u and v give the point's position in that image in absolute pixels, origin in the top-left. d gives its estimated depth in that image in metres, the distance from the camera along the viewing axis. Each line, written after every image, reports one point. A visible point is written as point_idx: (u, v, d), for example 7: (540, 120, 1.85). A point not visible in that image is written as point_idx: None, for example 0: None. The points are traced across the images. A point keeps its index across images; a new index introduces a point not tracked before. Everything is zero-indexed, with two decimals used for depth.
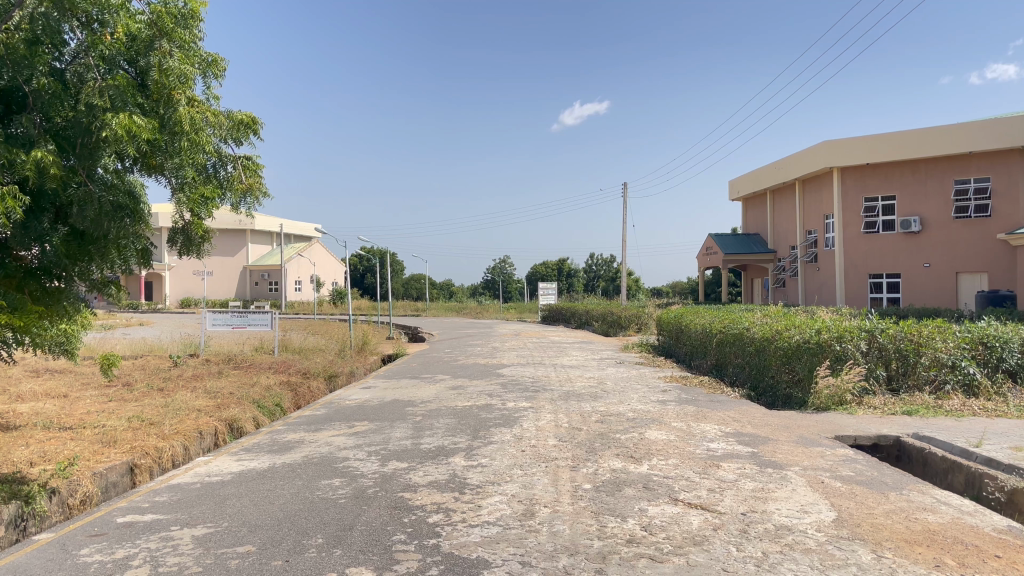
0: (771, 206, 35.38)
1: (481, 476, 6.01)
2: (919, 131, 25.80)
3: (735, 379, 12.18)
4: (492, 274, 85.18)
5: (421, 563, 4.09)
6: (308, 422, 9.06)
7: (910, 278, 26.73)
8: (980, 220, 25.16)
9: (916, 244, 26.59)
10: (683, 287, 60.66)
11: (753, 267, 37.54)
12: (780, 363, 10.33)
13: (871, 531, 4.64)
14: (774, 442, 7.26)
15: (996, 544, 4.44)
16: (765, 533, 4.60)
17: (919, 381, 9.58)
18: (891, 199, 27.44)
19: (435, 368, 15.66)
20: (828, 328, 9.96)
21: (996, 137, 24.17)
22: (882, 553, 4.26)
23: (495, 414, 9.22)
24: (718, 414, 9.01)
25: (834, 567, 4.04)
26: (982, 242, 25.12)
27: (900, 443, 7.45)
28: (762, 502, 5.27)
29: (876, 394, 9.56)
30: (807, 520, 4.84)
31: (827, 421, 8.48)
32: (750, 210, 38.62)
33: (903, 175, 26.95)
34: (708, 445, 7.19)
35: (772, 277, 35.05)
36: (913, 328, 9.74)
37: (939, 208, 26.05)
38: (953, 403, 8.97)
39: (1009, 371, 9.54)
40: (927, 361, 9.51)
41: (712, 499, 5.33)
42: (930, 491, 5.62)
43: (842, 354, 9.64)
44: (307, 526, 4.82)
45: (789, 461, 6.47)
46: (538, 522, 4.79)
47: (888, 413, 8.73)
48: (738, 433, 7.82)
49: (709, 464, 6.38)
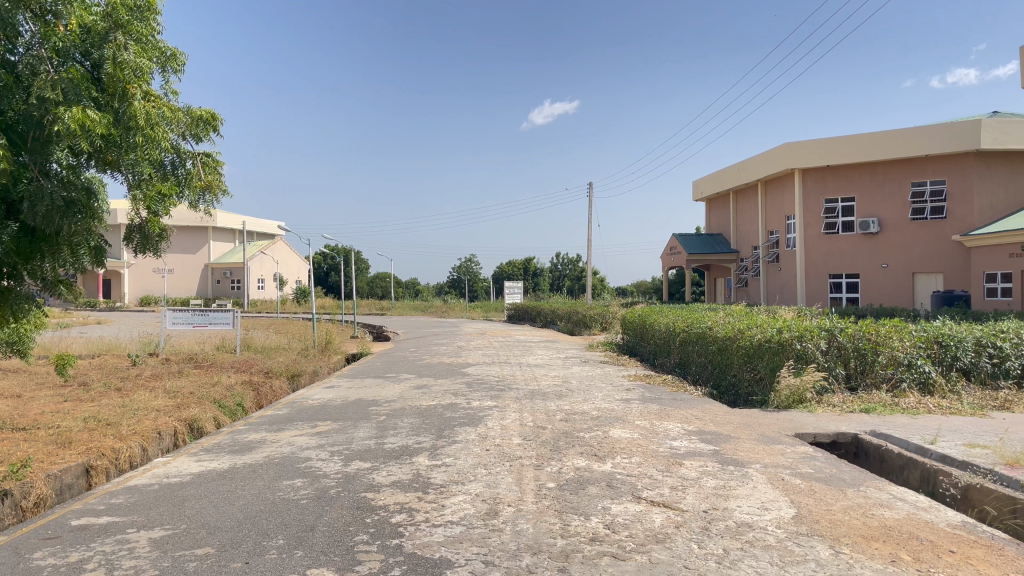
0: (734, 208, 35.85)
1: (445, 475, 5.99)
2: (877, 133, 26.34)
3: (697, 377, 12.29)
4: (458, 273, 85.10)
5: (384, 564, 4.05)
6: (270, 422, 8.91)
7: (867, 278, 27.24)
8: (935, 222, 25.73)
9: (874, 245, 27.11)
10: (648, 286, 61.14)
11: (716, 267, 37.99)
12: (741, 362, 10.44)
13: (829, 527, 4.71)
14: (736, 441, 7.35)
15: (949, 540, 4.55)
16: (726, 531, 4.65)
17: (876, 380, 9.75)
18: (851, 201, 27.95)
19: (399, 367, 15.58)
20: (789, 327, 10.10)
21: (950, 142, 24.76)
22: (840, 548, 4.33)
23: (460, 413, 9.17)
24: (681, 412, 9.09)
25: (793, 563, 4.10)
26: (937, 243, 25.67)
27: (857, 441, 7.57)
28: (723, 499, 5.32)
29: (835, 392, 9.68)
30: (766, 517, 4.91)
31: (787, 419, 8.59)
32: (714, 211, 39.08)
33: (862, 178, 27.49)
34: (671, 443, 7.25)
35: (734, 277, 35.49)
36: (871, 327, 9.94)
37: (896, 209, 26.60)
38: (910, 401, 9.16)
39: (963, 370, 9.78)
40: (884, 360, 9.71)
41: (674, 497, 5.38)
42: (886, 488, 5.72)
43: (802, 353, 9.83)
44: (269, 527, 4.76)
45: (750, 459, 6.54)
46: (501, 522, 4.78)
47: (848, 411, 8.88)
48: (700, 430, 7.90)
49: (672, 462, 6.45)
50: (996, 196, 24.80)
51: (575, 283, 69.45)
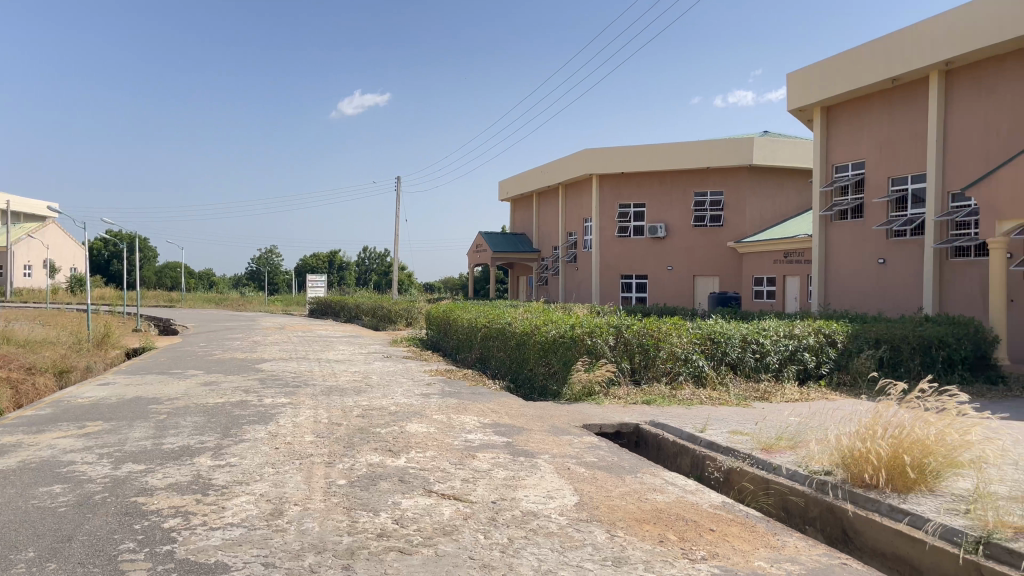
0: (537, 208, 37.10)
1: (228, 476, 5.68)
2: (667, 145, 28.28)
3: (496, 372, 12.58)
4: (258, 265, 81.52)
5: (150, 573, 3.78)
6: (28, 423, 8.04)
7: (656, 280, 29.23)
8: (714, 229, 28.09)
9: (662, 248, 29.11)
10: (454, 283, 61.88)
11: (519, 265, 39.17)
12: (537, 356, 10.84)
13: (607, 512, 4.98)
14: (528, 432, 7.59)
15: (710, 519, 4.97)
16: (512, 520, 4.79)
17: (657, 373, 10.46)
18: (642, 207, 29.80)
19: (186, 363, 14.64)
20: (580, 323, 10.55)
21: (728, 156, 27.09)
22: (615, 532, 4.59)
23: (251, 410, 8.77)
24: (478, 406, 9.26)
25: (571, 548, 4.29)
26: (715, 249, 28.04)
27: (638, 431, 8.10)
28: (511, 489, 5.48)
29: (621, 385, 10.27)
30: (550, 505, 5.11)
31: (577, 411, 8.99)
32: (518, 211, 40.24)
33: (653, 185, 29.41)
34: (466, 436, 7.35)
35: (536, 275, 36.76)
36: (653, 325, 10.63)
37: (682, 216, 28.72)
38: (685, 393, 9.91)
39: (730, 364, 10.75)
40: (664, 354, 10.44)
41: (465, 489, 5.46)
42: (660, 473, 6.15)
43: (592, 349, 10.32)
44: (16, 539, 4.28)
45: (540, 450, 6.79)
46: (286, 521, 4.62)
47: (631, 402, 9.47)
48: (495, 423, 8.08)
49: (465, 454, 6.54)
50: (764, 208, 27.49)
51: (382, 279, 68.81)
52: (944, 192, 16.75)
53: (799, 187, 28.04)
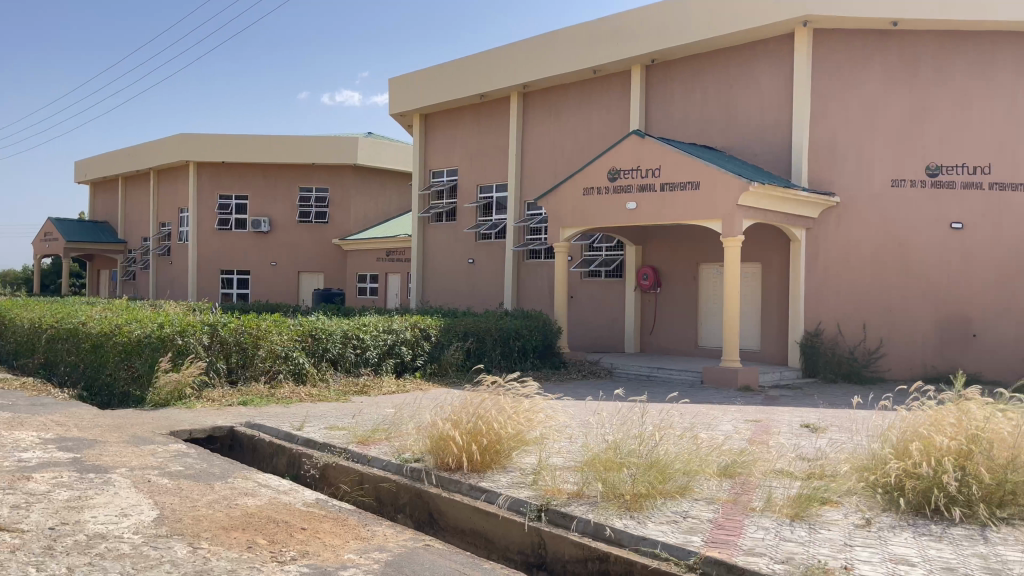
0: (122, 195, 33.45)
1: None
2: (271, 137, 27.51)
3: (66, 379, 10.99)
4: None
5: None
6: None
7: (259, 275, 28.28)
8: (319, 226, 28.11)
9: (265, 244, 28.25)
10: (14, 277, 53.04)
11: (100, 257, 34.93)
12: (117, 359, 9.38)
13: (190, 524, 4.63)
14: (101, 445, 6.75)
15: (302, 518, 4.91)
16: (74, 546, 4.19)
17: (256, 372, 10.12)
18: (243, 199, 28.54)
19: None
20: (169, 322, 9.67)
21: (333, 154, 27.28)
22: (198, 544, 4.29)
23: None
24: (39, 419, 7.99)
25: (147, 568, 3.90)
26: (320, 245, 28.10)
27: (233, 433, 7.74)
28: (76, 511, 4.81)
29: (215, 386, 9.69)
30: (124, 524, 4.59)
31: (163, 418, 8.26)
32: (99, 196, 35.87)
33: (255, 178, 28.36)
34: (20, 455, 6.28)
35: (121, 269, 33.14)
36: (252, 322, 10.23)
37: (286, 211, 28.19)
38: (284, 391, 9.75)
39: (331, 360, 10.87)
40: (263, 353, 10.15)
41: (14, 518, 4.64)
42: (253, 476, 5.92)
43: (184, 348, 9.55)
44: None
45: (115, 464, 6.08)
46: None
47: (226, 404, 9.02)
48: (59, 437, 7.04)
49: (17, 477, 5.57)
50: (367, 208, 28.30)
51: None
52: (521, 200, 18.92)
53: (400, 188, 29.42)
